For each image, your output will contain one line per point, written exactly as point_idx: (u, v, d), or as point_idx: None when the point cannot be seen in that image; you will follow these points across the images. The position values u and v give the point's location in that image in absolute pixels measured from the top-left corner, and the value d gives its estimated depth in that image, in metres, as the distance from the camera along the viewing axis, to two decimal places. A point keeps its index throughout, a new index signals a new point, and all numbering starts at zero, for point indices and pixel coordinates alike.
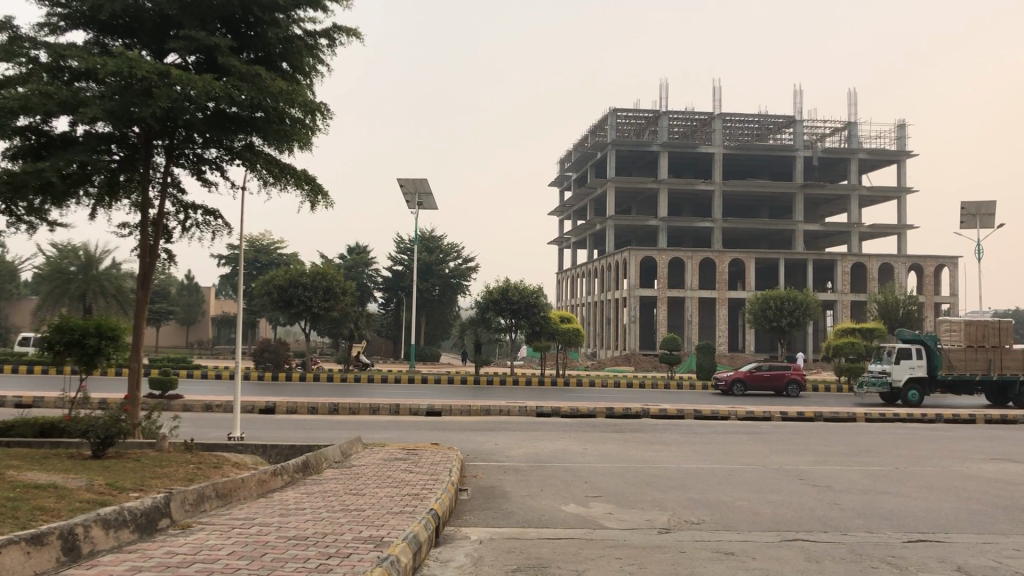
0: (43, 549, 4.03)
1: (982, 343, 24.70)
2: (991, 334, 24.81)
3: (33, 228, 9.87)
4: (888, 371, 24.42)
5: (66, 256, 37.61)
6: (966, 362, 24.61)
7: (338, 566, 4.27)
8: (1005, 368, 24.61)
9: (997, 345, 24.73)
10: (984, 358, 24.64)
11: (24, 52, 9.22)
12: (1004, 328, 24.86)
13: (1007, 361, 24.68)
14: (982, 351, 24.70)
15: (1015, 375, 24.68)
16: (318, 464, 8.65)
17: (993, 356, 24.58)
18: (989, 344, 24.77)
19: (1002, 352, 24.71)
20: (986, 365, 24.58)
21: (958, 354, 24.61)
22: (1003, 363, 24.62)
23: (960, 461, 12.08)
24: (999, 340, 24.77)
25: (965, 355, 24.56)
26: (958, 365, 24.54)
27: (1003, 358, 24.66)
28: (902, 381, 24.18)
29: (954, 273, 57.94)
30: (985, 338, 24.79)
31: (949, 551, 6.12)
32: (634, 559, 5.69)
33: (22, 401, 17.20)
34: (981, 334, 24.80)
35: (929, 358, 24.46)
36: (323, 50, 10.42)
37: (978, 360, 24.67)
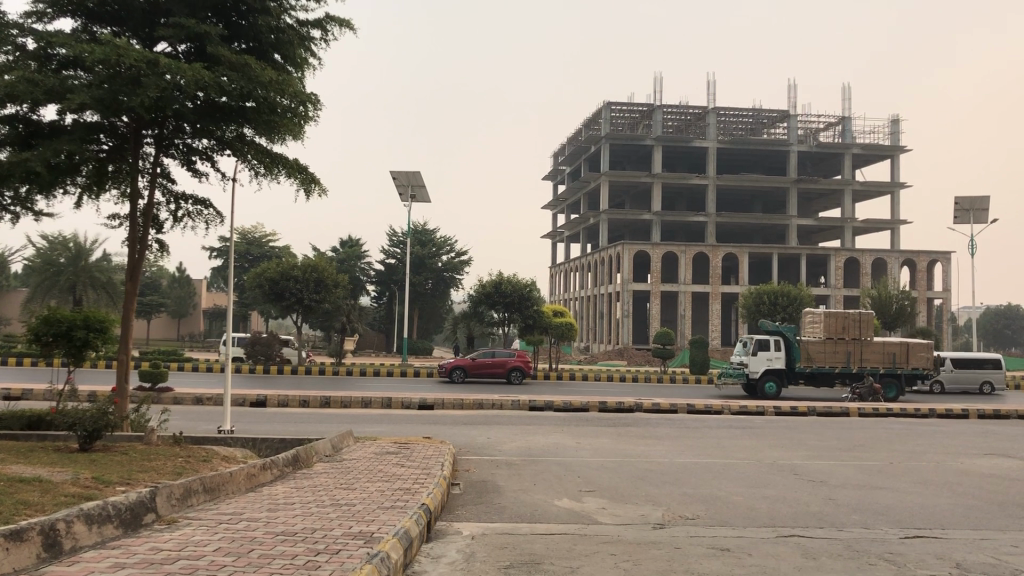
0: (23, 546, 3.93)
1: (841, 335, 24.39)
2: (850, 326, 24.52)
3: (20, 218, 9.74)
4: (746, 363, 24.30)
5: (56, 249, 37.31)
6: (825, 354, 24.35)
7: (327, 563, 4.16)
8: (864, 360, 24.39)
9: (857, 337, 24.43)
10: (844, 350, 24.36)
11: (11, 39, 9.05)
12: (865, 320, 24.53)
13: (867, 353, 24.45)
14: (842, 343, 24.43)
15: (875, 367, 24.41)
16: (308, 457, 8.55)
17: (852, 347, 24.36)
18: (848, 336, 24.46)
19: (861, 344, 24.44)
20: (845, 358, 24.33)
21: (816, 346, 24.37)
22: (863, 355, 24.39)
23: (954, 457, 12.02)
24: (859, 332, 24.46)
25: (824, 349, 24.32)
26: (816, 358, 24.31)
27: (863, 351, 24.42)
28: (759, 372, 24.06)
29: (947, 269, 57.97)
30: (845, 330, 24.47)
31: (947, 547, 6.04)
32: (628, 555, 5.59)
33: (10, 393, 16.97)
34: (842, 326, 24.45)
35: (788, 351, 24.39)
36: (314, 42, 10.27)
37: (837, 353, 24.42)
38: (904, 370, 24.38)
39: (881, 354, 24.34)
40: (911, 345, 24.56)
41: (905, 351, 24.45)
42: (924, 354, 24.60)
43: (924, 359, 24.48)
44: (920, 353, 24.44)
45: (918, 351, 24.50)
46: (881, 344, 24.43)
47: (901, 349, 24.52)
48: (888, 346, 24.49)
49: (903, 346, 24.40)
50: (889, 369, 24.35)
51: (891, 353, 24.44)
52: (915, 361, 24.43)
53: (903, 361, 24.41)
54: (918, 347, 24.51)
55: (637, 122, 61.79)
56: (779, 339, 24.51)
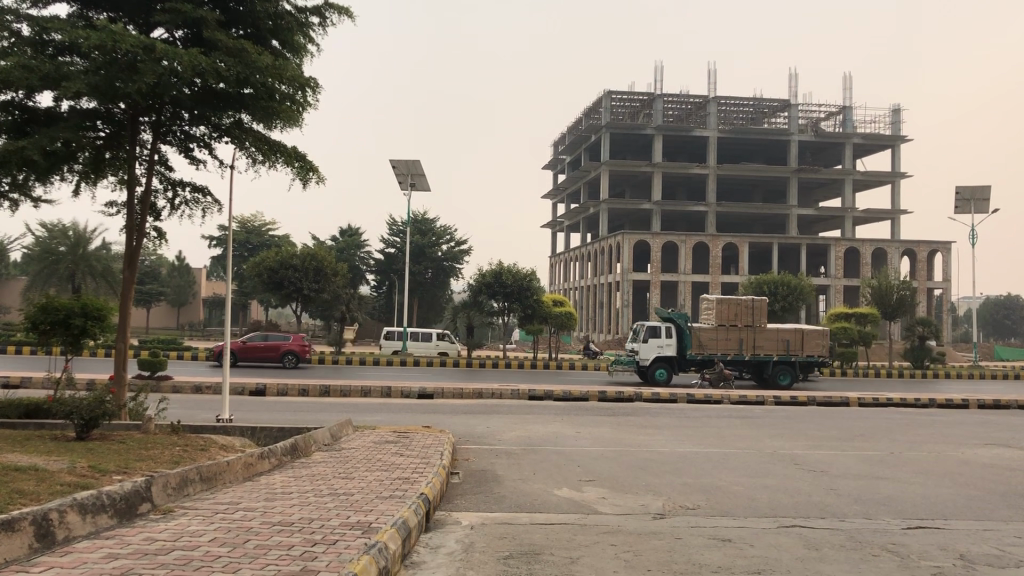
0: (15, 535, 3.88)
1: (733, 322, 24.18)
2: (743, 313, 24.30)
3: (17, 205, 9.64)
4: (637, 349, 24.32)
5: (56, 237, 37.14)
6: (717, 341, 24.14)
7: (324, 553, 4.10)
8: (757, 348, 24.27)
9: (749, 325, 24.28)
10: (736, 338, 24.20)
11: (6, 25, 8.93)
12: (759, 307, 24.34)
13: (760, 340, 24.35)
14: (734, 330, 24.24)
15: (769, 354, 24.37)
16: (307, 447, 8.50)
17: (744, 335, 24.21)
18: (741, 324, 24.29)
19: (754, 332, 24.30)
20: (738, 345, 24.18)
21: (708, 333, 24.16)
22: (756, 342, 24.28)
23: (955, 446, 11.98)
24: (752, 320, 24.28)
25: (716, 336, 24.10)
26: (708, 345, 24.08)
27: (756, 338, 24.29)
28: (649, 359, 24.02)
29: (947, 259, 57.90)
30: (737, 317, 24.26)
31: (950, 538, 5.98)
32: (629, 546, 5.54)
33: (8, 380, 16.92)
34: (734, 313, 24.25)
35: (679, 338, 24.15)
36: (313, 28, 10.15)
37: (729, 340, 24.25)
38: (798, 357, 24.40)
39: (774, 341, 24.32)
40: (805, 333, 24.65)
41: (799, 338, 24.52)
42: (818, 342, 24.71)
43: (818, 346, 24.59)
44: (814, 339, 24.56)
45: (812, 338, 24.60)
46: (774, 332, 24.41)
47: (795, 336, 24.60)
48: (782, 332, 24.52)
49: (797, 332, 24.47)
50: (783, 356, 24.38)
51: (784, 340, 24.48)
52: (809, 348, 24.55)
53: (798, 347, 24.43)
54: (812, 334, 24.61)
55: (637, 111, 61.58)
56: (671, 326, 24.30)
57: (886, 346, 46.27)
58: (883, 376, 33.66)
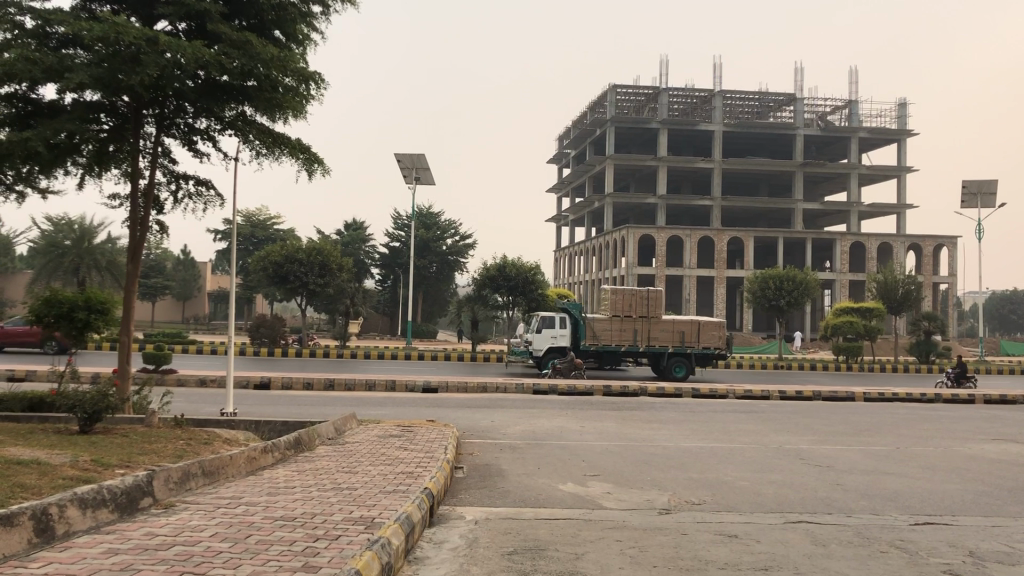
0: (14, 530, 3.84)
1: (627, 313, 23.88)
2: (639, 303, 23.98)
3: (22, 197, 9.61)
4: (530, 339, 23.72)
5: (61, 231, 37.24)
6: (611, 332, 23.87)
7: (326, 549, 4.06)
8: (652, 339, 23.86)
9: (643, 316, 23.93)
10: (630, 329, 23.89)
11: (9, 18, 8.87)
12: (654, 298, 24.03)
13: (655, 331, 23.95)
14: (629, 321, 23.94)
15: (663, 346, 23.94)
16: (310, 440, 8.45)
17: (639, 325, 23.86)
18: (636, 314, 23.97)
19: (649, 322, 23.96)
20: (632, 335, 23.83)
21: (602, 324, 23.89)
22: (651, 333, 23.88)
23: (962, 442, 11.90)
24: (647, 310, 23.96)
25: (609, 326, 23.82)
26: (602, 336, 23.82)
27: (652, 329, 23.91)
28: (542, 351, 23.56)
29: (953, 253, 57.72)
30: (632, 308, 23.95)
31: (959, 534, 5.93)
32: (635, 542, 5.49)
33: (13, 374, 16.98)
34: (628, 304, 23.94)
35: (573, 329, 23.70)
36: (316, 18, 10.09)
37: (623, 331, 23.96)
38: (693, 348, 23.86)
39: (668, 332, 23.83)
40: (702, 324, 24.03)
41: (695, 330, 23.91)
42: (716, 333, 24.06)
43: (714, 337, 23.95)
44: (711, 330, 23.90)
45: (709, 329, 23.96)
46: (669, 323, 23.88)
47: (691, 327, 24.01)
48: (677, 324, 23.97)
49: (692, 323, 23.86)
50: (678, 348, 23.88)
51: (680, 331, 23.92)
52: (705, 339, 23.90)
53: (693, 339, 23.89)
54: (709, 325, 23.99)
55: (642, 105, 61.44)
56: (566, 317, 23.72)
57: (892, 341, 46.17)
58: (886, 370, 33.51)
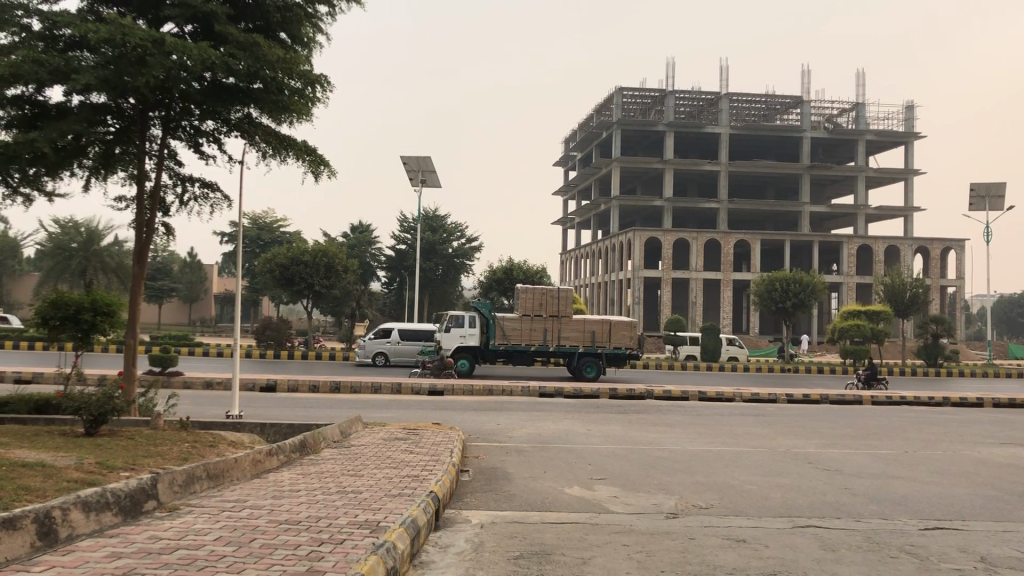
0: (16, 534, 3.81)
1: (537, 312, 23.49)
2: (550, 302, 23.59)
3: (29, 200, 9.62)
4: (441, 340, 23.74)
5: (69, 233, 37.41)
6: (521, 331, 23.49)
7: (331, 553, 4.02)
8: (562, 338, 23.45)
9: (554, 315, 23.53)
10: (540, 328, 23.49)
11: (16, 20, 8.87)
12: (565, 296, 23.63)
13: (567, 331, 23.55)
14: (539, 320, 23.54)
15: (574, 346, 23.52)
16: (316, 443, 8.41)
17: (549, 324, 23.47)
18: (546, 313, 23.56)
19: (559, 322, 23.55)
20: (542, 335, 23.43)
21: (512, 323, 23.52)
22: (561, 333, 23.47)
23: (971, 446, 11.80)
24: (557, 309, 23.55)
25: (519, 326, 23.45)
26: (512, 335, 23.44)
27: (562, 328, 23.52)
28: (451, 349, 23.45)
29: (961, 256, 57.49)
30: (544, 306, 23.56)
31: (969, 540, 5.87)
32: (642, 546, 5.44)
33: (21, 376, 17.01)
34: (539, 302, 23.55)
35: (483, 329, 23.50)
36: (322, 20, 10.08)
37: (534, 330, 23.56)
38: (604, 348, 23.42)
39: (577, 331, 23.42)
40: (613, 324, 23.58)
41: (606, 330, 23.48)
42: (628, 333, 23.58)
43: (625, 338, 23.48)
44: (622, 330, 23.44)
45: (620, 329, 23.52)
46: (579, 322, 23.49)
47: (602, 327, 23.60)
48: (588, 323, 23.56)
49: (602, 323, 23.42)
50: (589, 348, 23.47)
51: (590, 330, 23.51)
52: (616, 339, 23.46)
53: (605, 339, 23.47)
54: (621, 325, 23.53)
55: (648, 108, 61.32)
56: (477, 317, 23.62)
57: (899, 344, 46.02)
58: (892, 374, 33.38)
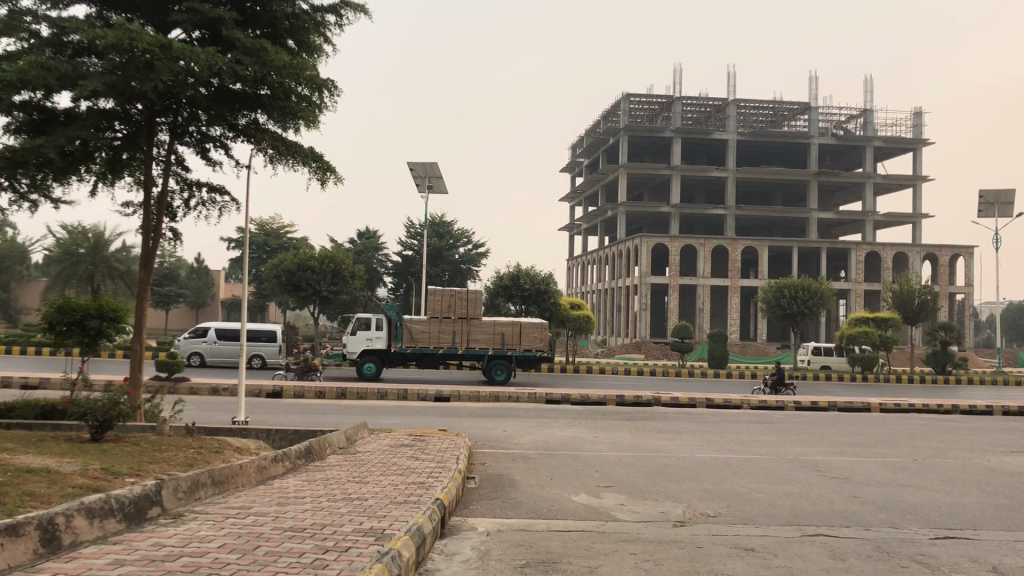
0: (19, 541, 3.78)
1: (446, 314, 23.51)
2: (458, 304, 23.61)
3: (36, 206, 9.64)
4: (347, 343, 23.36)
5: (75, 239, 37.42)
6: (430, 334, 23.52)
7: (336, 561, 3.98)
8: (472, 340, 23.62)
9: (463, 317, 23.60)
10: (449, 330, 23.53)
11: (25, 27, 8.89)
12: (474, 298, 23.64)
13: (476, 334, 23.71)
14: (448, 322, 23.59)
15: (484, 348, 23.68)
16: (321, 449, 8.38)
17: (458, 326, 23.54)
18: (455, 315, 23.62)
19: (469, 324, 23.66)
20: (451, 337, 23.49)
21: (421, 326, 23.54)
22: (471, 335, 23.62)
23: (980, 454, 11.72)
24: (466, 311, 23.61)
25: (427, 329, 23.49)
26: (420, 339, 23.43)
27: (472, 330, 23.66)
28: (356, 352, 23.09)
29: (969, 263, 57.27)
30: (452, 309, 23.59)
31: (981, 549, 5.81)
32: (649, 555, 5.39)
33: (27, 381, 17.00)
34: (448, 305, 23.57)
35: (390, 331, 23.42)
36: (330, 27, 10.09)
37: (442, 333, 23.61)
38: (514, 351, 23.71)
39: (487, 334, 23.63)
40: (523, 327, 23.86)
41: (515, 332, 23.79)
42: (537, 336, 23.89)
43: (535, 340, 23.79)
44: (531, 333, 23.76)
45: (529, 332, 23.81)
46: (489, 325, 23.65)
47: (512, 330, 23.87)
48: (497, 326, 23.77)
49: (513, 326, 23.68)
50: (499, 351, 23.66)
51: (499, 333, 23.77)
52: (526, 342, 23.78)
53: (514, 341, 23.76)
54: (530, 328, 23.83)
55: (655, 114, 61.28)
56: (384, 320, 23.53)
57: (908, 351, 45.83)
58: (900, 381, 33.22)
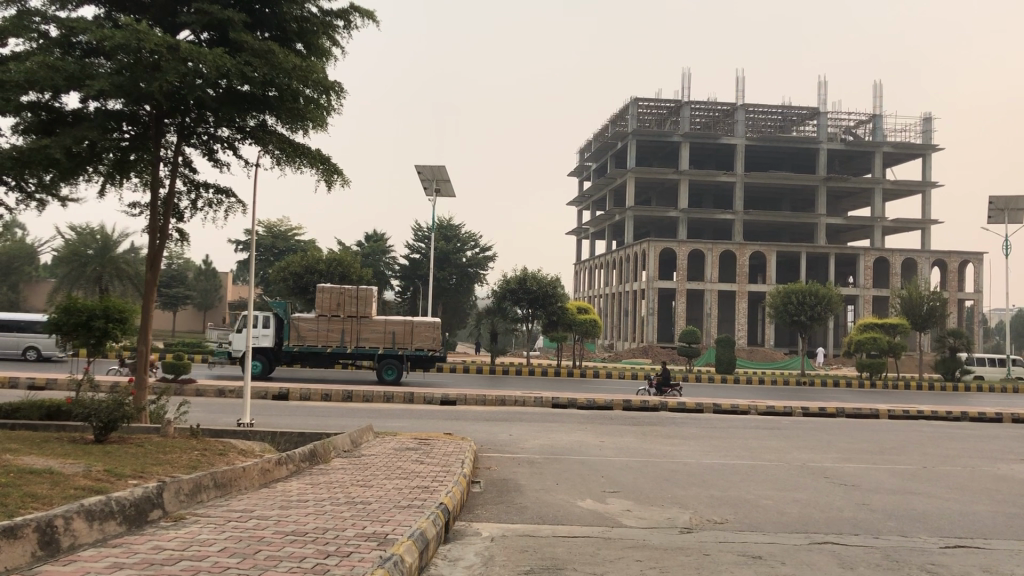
0: (18, 542, 3.75)
1: (335, 312, 23.07)
2: (347, 302, 23.16)
3: (44, 206, 9.64)
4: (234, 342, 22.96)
5: (84, 240, 37.55)
6: (317, 333, 23.08)
7: (337, 567, 3.94)
8: (361, 339, 23.10)
9: (352, 315, 23.14)
10: (337, 328, 23.05)
11: (34, 27, 8.89)
12: (364, 296, 23.19)
13: (367, 332, 23.19)
14: (337, 321, 23.12)
15: (374, 347, 23.14)
16: (326, 452, 8.33)
17: (347, 325, 23.07)
18: (345, 314, 23.15)
19: (359, 322, 23.15)
20: (339, 336, 23.02)
21: (308, 324, 23.05)
22: (360, 333, 23.12)
23: (989, 462, 11.58)
24: (356, 309, 23.13)
25: (314, 327, 22.96)
26: (306, 336, 22.97)
27: (362, 329, 23.15)
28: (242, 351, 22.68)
29: (979, 269, 56.97)
30: (341, 307, 23.13)
31: (991, 559, 5.74)
32: (656, 562, 5.33)
33: (34, 382, 17.02)
34: (337, 303, 23.13)
35: (277, 330, 22.96)
36: (338, 31, 10.06)
37: (332, 331, 23.11)
38: (406, 350, 23.11)
39: (378, 332, 23.09)
40: (416, 325, 23.34)
41: (408, 330, 23.21)
42: (431, 335, 23.29)
43: (428, 339, 23.19)
44: (424, 332, 23.16)
45: (422, 331, 23.24)
46: (380, 323, 23.13)
47: (404, 328, 23.28)
48: (389, 324, 23.23)
49: (404, 324, 23.13)
50: (390, 350, 23.07)
51: (391, 332, 23.19)
52: (418, 341, 23.14)
53: (406, 340, 23.18)
54: (422, 326, 23.25)
55: (663, 119, 61.22)
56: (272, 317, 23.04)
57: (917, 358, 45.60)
58: (908, 388, 33.03)
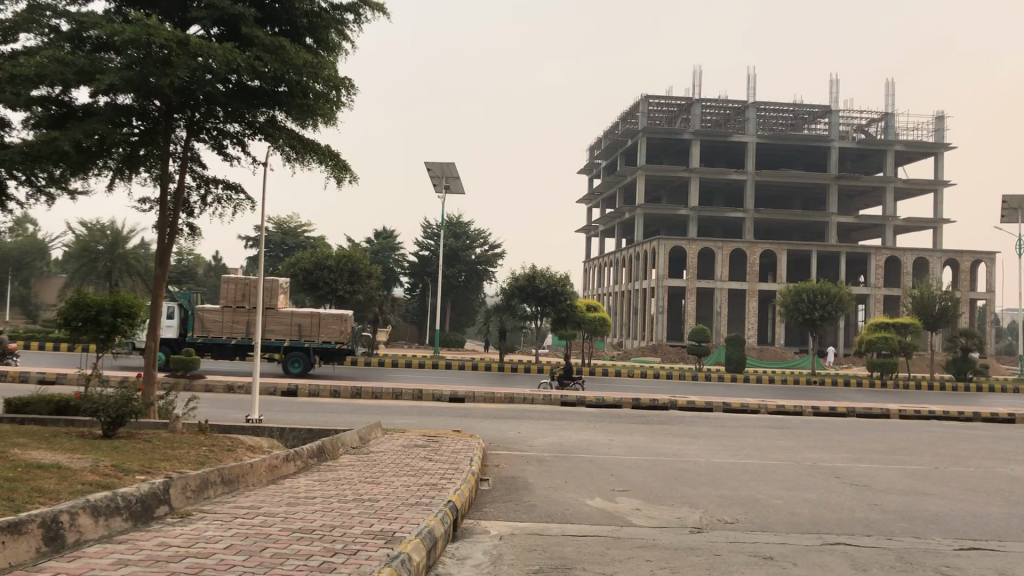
0: (22, 538, 3.72)
1: (240, 303, 23.02)
2: (254, 293, 23.08)
3: (53, 199, 9.63)
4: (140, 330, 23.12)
5: (94, 235, 37.79)
6: (222, 325, 23.01)
7: (344, 564, 3.89)
8: (267, 331, 22.94)
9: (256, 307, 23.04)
10: (243, 320, 22.98)
11: (45, 21, 8.86)
12: (269, 287, 23.03)
13: (273, 325, 23.04)
14: (243, 311, 23.04)
15: (280, 339, 22.96)
16: (335, 449, 8.30)
17: (252, 317, 22.97)
18: (250, 305, 23.09)
19: (265, 314, 22.98)
20: (244, 328, 22.94)
21: (212, 316, 22.97)
22: (266, 326, 22.97)
23: (1001, 463, 11.47)
24: (262, 300, 23.03)
25: (218, 319, 22.92)
26: (211, 329, 22.97)
27: (268, 321, 22.99)
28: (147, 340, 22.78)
29: (992, 269, 56.57)
30: (246, 298, 23.03)
31: (1007, 561, 5.66)
32: (665, 562, 5.27)
33: (44, 376, 17.05)
34: (242, 294, 23.07)
35: (182, 321, 23.02)
36: (348, 26, 10.01)
37: (237, 322, 23.08)
38: (312, 343, 22.96)
39: (284, 324, 22.90)
40: (322, 317, 23.11)
41: (314, 322, 23.00)
42: (338, 327, 23.10)
43: (333, 331, 23.01)
44: (331, 324, 22.98)
45: (328, 323, 23.03)
46: (286, 315, 22.93)
47: (311, 320, 23.08)
48: (295, 316, 23.02)
49: (310, 316, 22.94)
50: (296, 342, 22.95)
51: (297, 324, 23.01)
52: (325, 333, 22.96)
53: (311, 332, 23.00)
54: (329, 319, 23.04)
55: (674, 116, 61.04)
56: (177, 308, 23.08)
57: (928, 359, 45.36)
58: (919, 387, 32.87)
